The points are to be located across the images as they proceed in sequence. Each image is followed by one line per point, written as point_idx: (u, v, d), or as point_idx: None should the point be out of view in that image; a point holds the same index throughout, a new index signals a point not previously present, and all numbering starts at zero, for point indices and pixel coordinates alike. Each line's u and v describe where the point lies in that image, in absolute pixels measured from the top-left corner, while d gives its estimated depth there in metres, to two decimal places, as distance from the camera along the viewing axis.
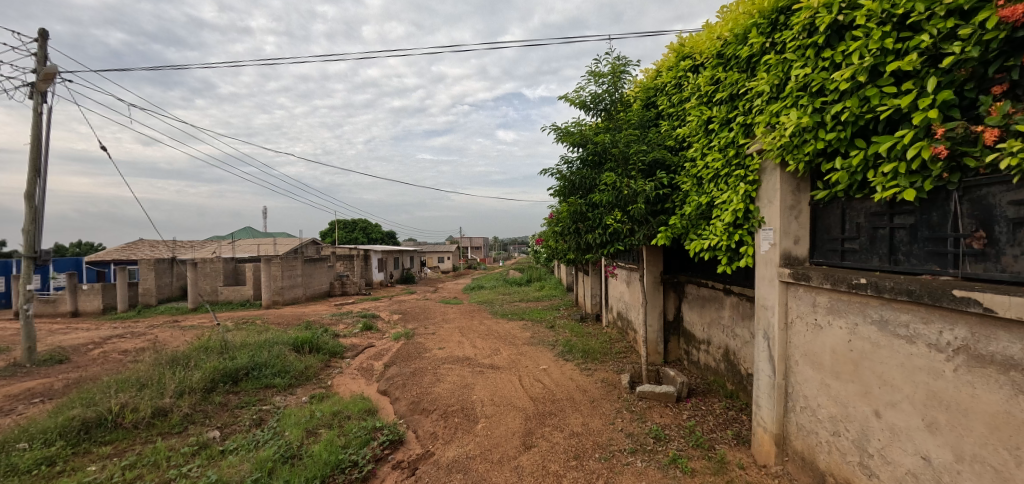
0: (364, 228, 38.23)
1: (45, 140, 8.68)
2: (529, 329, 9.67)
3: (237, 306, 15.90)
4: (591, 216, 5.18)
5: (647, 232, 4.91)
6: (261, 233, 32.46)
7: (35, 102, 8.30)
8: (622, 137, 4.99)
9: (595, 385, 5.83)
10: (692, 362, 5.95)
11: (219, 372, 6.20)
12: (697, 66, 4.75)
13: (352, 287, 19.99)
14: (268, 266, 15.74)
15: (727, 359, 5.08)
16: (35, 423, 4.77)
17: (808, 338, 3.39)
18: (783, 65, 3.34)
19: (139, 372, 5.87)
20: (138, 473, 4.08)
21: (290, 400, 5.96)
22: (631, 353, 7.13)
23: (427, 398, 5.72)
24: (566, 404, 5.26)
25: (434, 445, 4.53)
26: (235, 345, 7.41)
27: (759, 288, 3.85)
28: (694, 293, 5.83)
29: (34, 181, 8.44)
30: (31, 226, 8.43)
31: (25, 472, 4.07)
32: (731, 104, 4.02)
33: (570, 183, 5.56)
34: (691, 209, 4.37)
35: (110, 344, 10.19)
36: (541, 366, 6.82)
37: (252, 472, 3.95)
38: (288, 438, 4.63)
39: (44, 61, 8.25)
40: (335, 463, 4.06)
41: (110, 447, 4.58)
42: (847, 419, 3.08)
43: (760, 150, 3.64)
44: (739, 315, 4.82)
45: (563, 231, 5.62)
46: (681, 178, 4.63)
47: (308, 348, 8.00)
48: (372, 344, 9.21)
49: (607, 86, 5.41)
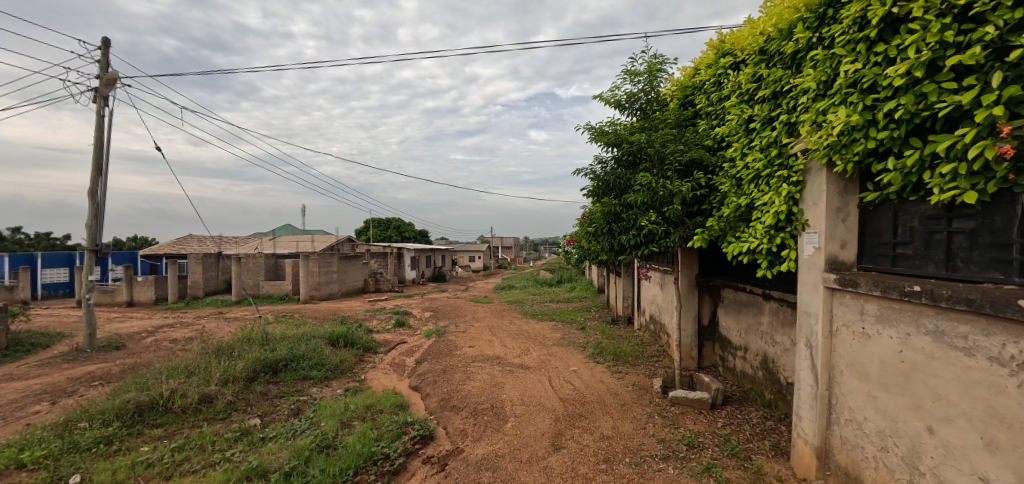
0: (397, 226, 39.03)
1: (106, 141, 9.30)
2: (559, 330, 9.63)
3: (277, 300, 16.55)
4: (625, 216, 5.09)
5: (683, 234, 4.79)
6: (299, 230, 33.67)
7: (98, 106, 8.90)
8: (658, 137, 4.89)
9: (626, 389, 5.74)
10: (728, 368, 5.78)
11: (260, 363, 6.47)
12: (738, 63, 4.61)
13: (385, 284, 20.46)
14: (306, 262, 16.31)
15: (766, 367, 4.89)
16: (96, 404, 5.13)
17: (854, 348, 3.21)
18: (832, 61, 3.19)
19: (188, 361, 6.21)
20: (185, 455, 4.31)
21: (326, 392, 6.16)
22: (664, 357, 6.98)
23: (458, 395, 5.79)
24: (596, 406, 5.21)
25: (464, 442, 4.58)
26: (275, 337, 7.71)
27: (802, 293, 3.68)
28: (730, 297, 5.64)
29: (97, 179, 9.07)
30: (94, 222, 9.05)
31: (86, 449, 4.37)
32: (773, 102, 3.87)
33: (603, 183, 5.49)
34: (730, 210, 4.23)
35: (161, 333, 10.82)
36: (571, 367, 6.77)
37: (290, 460, 4.10)
38: (324, 428, 4.78)
39: (107, 68, 8.84)
40: (367, 455, 4.16)
41: (161, 430, 4.86)
42: (896, 435, 2.91)
43: (805, 149, 3.48)
44: (779, 322, 4.63)
45: (596, 231, 5.56)
46: (720, 178, 4.49)
47: (344, 342, 8.25)
48: (404, 341, 9.39)
49: (643, 85, 5.32)
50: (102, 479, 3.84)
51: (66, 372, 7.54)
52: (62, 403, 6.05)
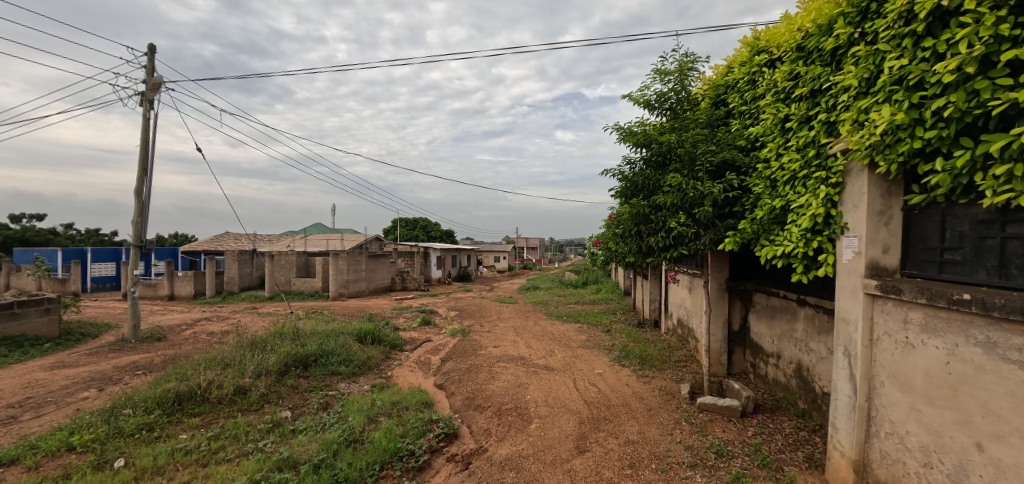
0: (423, 226, 39.57)
1: (151, 143, 9.77)
2: (584, 332, 9.55)
3: (307, 297, 17.02)
4: (653, 218, 5.00)
5: (714, 237, 4.67)
6: (329, 229, 34.56)
7: (144, 109, 9.36)
8: (689, 137, 4.79)
9: (653, 393, 5.64)
10: (759, 375, 5.60)
11: (291, 357, 6.66)
12: (774, 61, 4.48)
13: (412, 283, 20.77)
14: (335, 259, 16.73)
15: (800, 376, 4.72)
16: (139, 393, 5.40)
17: (896, 358, 3.06)
18: (875, 57, 3.05)
19: (224, 353, 6.45)
20: (220, 444, 4.48)
21: (353, 388, 6.30)
22: (691, 362, 6.83)
23: (482, 394, 5.81)
24: (621, 410, 5.13)
25: (487, 442, 4.59)
26: (305, 333, 7.93)
27: (840, 300, 3.53)
28: (762, 303, 5.47)
29: (142, 179, 9.54)
30: (139, 219, 9.53)
31: (130, 435, 4.59)
32: (811, 101, 3.74)
33: (632, 184, 5.41)
34: (764, 212, 4.10)
35: (199, 326, 11.30)
36: (596, 370, 6.71)
37: (319, 452, 4.20)
38: (351, 423, 4.89)
39: (153, 73, 9.29)
40: (393, 450, 4.23)
41: (198, 419, 5.06)
42: (942, 451, 2.77)
43: (846, 150, 3.34)
44: (816, 329, 4.46)
45: (624, 233, 5.48)
46: (753, 179, 4.36)
47: (371, 339, 8.41)
48: (429, 339, 9.50)
49: (673, 84, 5.22)
50: (144, 464, 4.03)
51: (113, 361, 7.97)
52: (108, 390, 6.38)
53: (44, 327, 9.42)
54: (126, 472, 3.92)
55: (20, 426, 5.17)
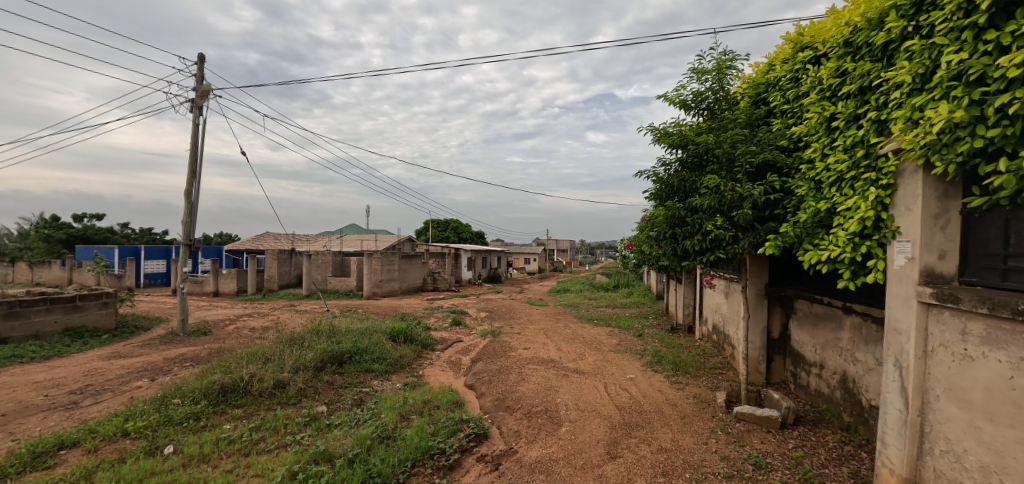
0: (454, 227, 40.03)
1: (200, 147, 10.30)
2: (615, 336, 9.43)
3: (342, 295, 17.54)
4: (689, 221, 4.90)
5: (753, 240, 4.52)
6: (362, 229, 35.51)
7: (194, 115, 9.89)
8: (727, 137, 4.67)
9: (687, 401, 5.49)
10: (800, 386, 5.36)
11: (327, 354, 6.86)
12: (819, 57, 4.30)
13: (443, 284, 21.04)
14: (370, 259, 17.17)
15: (845, 387, 4.50)
16: (187, 383, 5.70)
17: (953, 371, 2.87)
18: (931, 51, 2.88)
19: (265, 348, 6.73)
20: (261, 435, 4.67)
21: (386, 385, 6.44)
22: (727, 370, 6.63)
23: (512, 396, 5.82)
24: (654, 417, 5.03)
25: (518, 444, 4.59)
26: (341, 331, 8.17)
27: (891, 308, 3.34)
28: (805, 310, 5.25)
29: (191, 181, 10.08)
30: (188, 219, 10.06)
31: (179, 423, 4.86)
32: (860, 99, 3.56)
33: (667, 186, 5.31)
34: (807, 215, 3.92)
35: (241, 321, 11.84)
36: (627, 374, 6.60)
37: (353, 447, 4.30)
38: (384, 420, 5.00)
39: (203, 80, 9.81)
40: (424, 448, 4.29)
41: (241, 410, 5.30)
42: (1004, 472, 2.59)
43: (898, 149, 3.17)
44: (863, 340, 4.24)
45: (658, 236, 5.38)
46: (796, 181, 4.20)
47: (403, 338, 8.58)
48: (460, 339, 9.60)
49: (711, 83, 5.09)
50: (191, 451, 4.25)
51: (164, 353, 8.46)
52: (159, 380, 6.77)
53: (103, 319, 10.08)
54: (175, 458, 4.15)
55: (82, 411, 5.56)
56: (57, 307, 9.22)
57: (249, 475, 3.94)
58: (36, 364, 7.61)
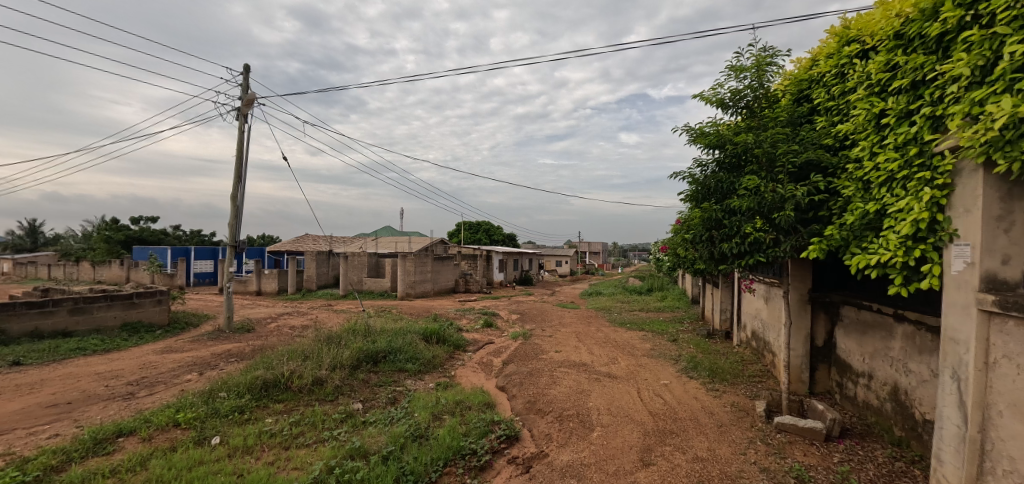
0: (485, 230, 40.34)
1: (245, 153, 10.81)
2: (648, 340, 9.24)
3: (377, 296, 17.98)
4: (727, 223, 4.75)
5: (796, 243, 4.33)
6: (397, 231, 36.33)
7: (240, 122, 10.40)
8: (767, 136, 4.51)
9: (724, 409, 5.31)
10: (847, 397, 5.09)
11: (363, 352, 7.04)
12: (867, 51, 4.08)
13: (474, 285, 21.21)
14: (404, 261, 17.53)
15: (896, 399, 4.24)
16: (232, 378, 5.99)
17: (1018, 385, 2.65)
18: (992, 42, 2.68)
19: (304, 346, 6.98)
20: (300, 430, 4.85)
21: (419, 385, 6.56)
22: (768, 378, 6.38)
23: (543, 399, 5.81)
24: (689, 425, 4.89)
25: (549, 447, 4.57)
26: (376, 330, 8.38)
27: (948, 316, 3.13)
28: (851, 317, 4.98)
29: (237, 185, 10.59)
30: (234, 222, 10.58)
31: (225, 415, 5.11)
32: (912, 94, 3.35)
33: (704, 187, 5.17)
34: (854, 217, 3.72)
35: (282, 319, 12.33)
36: (661, 380, 6.46)
37: (387, 445, 4.39)
38: (417, 419, 5.09)
39: (248, 90, 10.31)
40: (456, 448, 4.34)
41: (282, 405, 5.52)
42: None
43: (955, 147, 2.96)
44: (916, 349, 3.99)
45: (694, 238, 5.25)
46: (842, 181, 3.99)
47: (435, 338, 8.71)
48: (492, 341, 9.66)
49: (750, 81, 4.92)
50: (236, 443, 4.46)
51: (211, 348, 8.92)
52: (207, 374, 7.14)
53: (157, 315, 10.73)
54: (221, 449, 4.36)
55: (138, 401, 5.93)
56: (116, 304, 9.90)
57: (289, 467, 4.09)
58: (98, 356, 8.18)
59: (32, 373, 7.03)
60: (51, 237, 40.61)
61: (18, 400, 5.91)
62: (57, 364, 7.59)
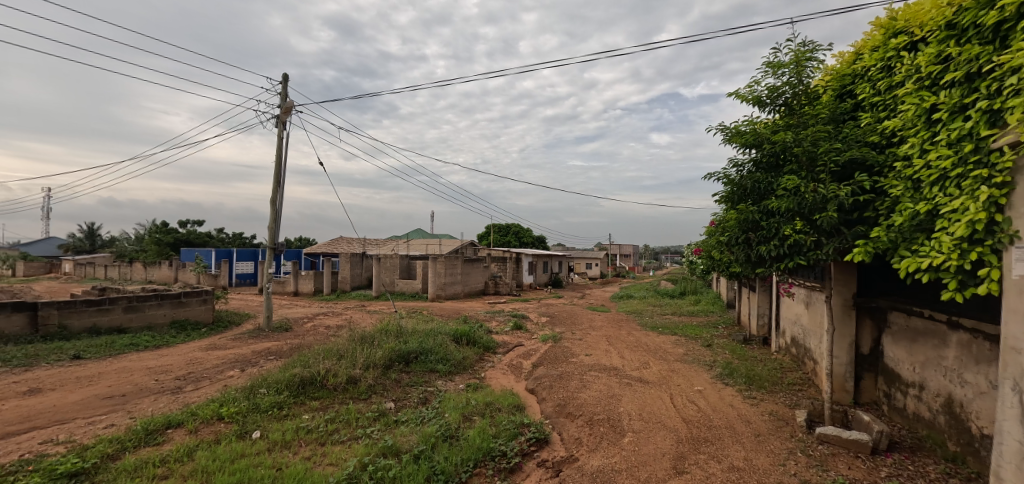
0: (515, 232, 40.40)
1: (284, 159, 11.24)
2: (681, 345, 9.01)
3: (408, 297, 18.32)
4: (764, 225, 4.60)
5: (839, 246, 4.13)
6: (427, 233, 36.94)
7: (279, 129, 10.83)
8: (808, 134, 4.33)
9: (762, 418, 5.12)
10: (895, 408, 4.81)
11: (395, 353, 7.18)
12: (916, 43, 3.87)
13: (504, 288, 21.28)
14: (434, 263, 17.79)
15: (950, 412, 3.98)
16: (272, 375, 6.23)
17: None
18: None
19: (339, 345, 7.19)
20: (335, 427, 4.99)
21: (449, 386, 6.64)
22: (809, 386, 6.10)
23: (574, 403, 5.76)
24: (725, 433, 4.74)
25: (579, 451, 4.53)
26: (407, 331, 8.54)
27: (1009, 325, 2.91)
28: (900, 324, 4.71)
29: (276, 190, 11.02)
30: (273, 225, 11.02)
31: (264, 411, 5.32)
32: (967, 86, 3.15)
33: (740, 188, 5.03)
34: (902, 217, 3.52)
35: (318, 319, 12.75)
36: (695, 386, 6.29)
37: (419, 444, 4.46)
38: (448, 419, 5.15)
39: (287, 98, 10.73)
40: (486, 450, 4.36)
41: (318, 402, 5.69)
42: None
43: (1016, 142, 2.76)
44: (973, 359, 3.73)
45: (729, 241, 5.11)
46: (890, 180, 3.79)
47: (466, 340, 8.79)
48: (521, 343, 9.67)
49: (789, 77, 4.74)
50: (276, 437, 4.64)
51: (252, 346, 9.31)
52: (248, 371, 7.46)
53: (202, 313, 11.30)
54: (262, 443, 4.54)
55: (185, 395, 6.26)
56: (166, 302, 10.49)
57: (325, 463, 4.22)
58: (150, 352, 8.68)
59: (91, 367, 7.53)
60: (108, 240, 43.37)
61: (79, 391, 6.34)
62: (113, 359, 8.10)
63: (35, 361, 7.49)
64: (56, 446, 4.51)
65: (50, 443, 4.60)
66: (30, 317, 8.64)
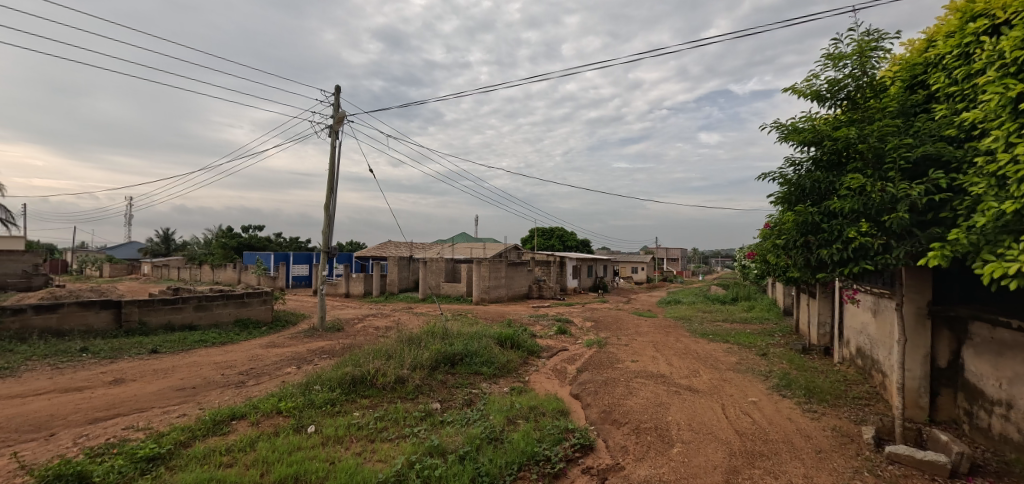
0: (558, 236, 40.22)
1: (336, 167, 11.81)
2: (734, 353, 8.60)
3: (453, 300, 18.69)
4: (826, 227, 4.32)
5: (911, 249, 3.79)
6: (470, 237, 37.57)
7: (332, 139, 11.40)
8: (874, 130, 4.03)
9: (824, 433, 4.80)
10: (978, 428, 4.37)
11: (441, 354, 7.33)
12: (999, 26, 3.50)
13: (547, 291, 21.22)
14: (479, 267, 18.05)
15: None
16: (326, 373, 6.54)
17: None
18: None
19: (388, 346, 7.43)
20: (384, 425, 5.17)
21: (494, 388, 6.71)
22: (878, 401, 5.65)
23: (619, 409, 5.66)
24: (782, 448, 4.48)
25: (625, 459, 4.43)
26: (453, 333, 8.70)
27: None
28: (984, 336, 4.27)
29: (329, 196, 11.59)
30: (326, 229, 11.59)
31: (319, 407, 5.59)
32: None
33: (798, 188, 4.77)
34: (984, 218, 3.18)
35: (368, 320, 13.26)
36: (749, 397, 5.99)
37: (464, 445, 4.53)
38: (493, 422, 5.19)
39: (338, 108, 11.27)
40: (530, 454, 4.36)
41: (368, 400, 5.92)
42: None
43: None
44: None
45: (787, 244, 4.84)
46: (969, 177, 3.44)
47: (510, 343, 8.84)
48: (566, 348, 9.59)
49: (851, 69, 4.44)
50: (329, 432, 4.86)
51: (307, 345, 9.82)
52: (303, 368, 7.89)
53: (262, 313, 12.06)
54: (316, 437, 4.78)
55: (248, 389, 6.70)
56: (230, 302, 11.27)
57: (375, 459, 4.38)
58: (216, 348, 9.35)
59: (166, 360, 8.22)
60: (180, 243, 47.24)
61: (156, 383, 6.94)
62: (185, 354, 8.81)
63: (119, 354, 8.27)
64: (136, 432, 4.96)
65: (132, 428, 5.06)
66: (115, 314, 9.54)
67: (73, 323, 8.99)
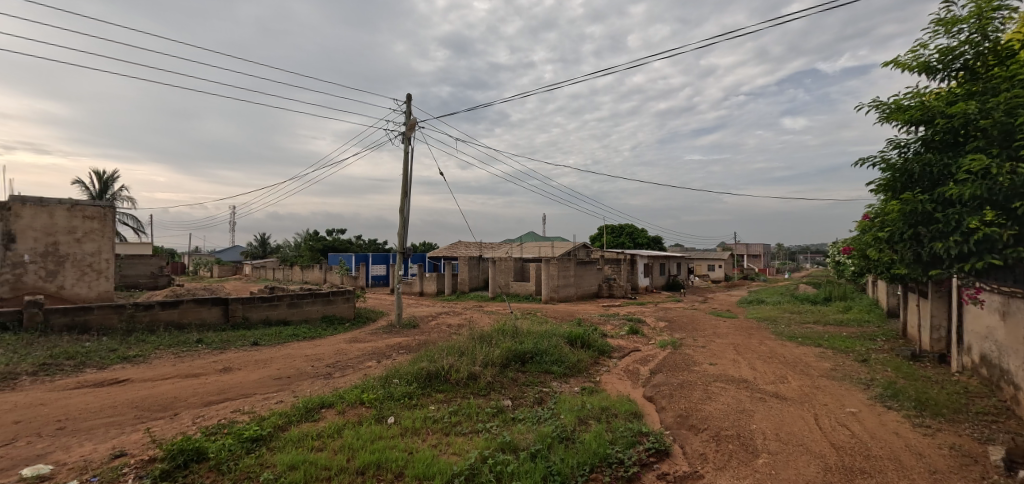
0: (629, 233, 39.17)
1: (409, 172, 12.43)
2: (828, 358, 7.83)
3: (522, 298, 18.90)
4: (940, 216, 3.80)
5: None
6: (538, 237, 37.74)
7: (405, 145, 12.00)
8: (999, 102, 3.46)
9: (940, 452, 4.22)
10: None
11: (512, 352, 7.44)
12: None
13: (618, 291, 20.73)
14: (547, 266, 18.07)
15: None
16: (404, 367, 6.93)
17: None
18: None
19: (460, 343, 7.69)
20: (458, 419, 5.38)
21: (564, 387, 6.71)
22: (1011, 418, 4.85)
23: (697, 414, 5.40)
24: (888, 466, 4.01)
25: (704, 468, 4.22)
26: (523, 331, 8.81)
27: None
28: None
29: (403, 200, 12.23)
30: (402, 231, 12.24)
31: (397, 399, 5.94)
32: None
33: (905, 173, 4.25)
34: None
35: (441, 318, 13.85)
36: (847, 407, 5.43)
37: (535, 443, 4.58)
38: (563, 421, 5.19)
39: (410, 116, 11.84)
40: (602, 456, 4.29)
41: (442, 394, 6.18)
42: None
43: None
44: None
45: (892, 237, 4.33)
46: None
47: (580, 342, 8.77)
48: (638, 349, 9.33)
49: (969, 35, 3.87)
50: (407, 424, 5.15)
51: (386, 341, 10.44)
52: (383, 362, 8.40)
53: (345, 309, 13.06)
54: (396, 427, 5.08)
55: (334, 380, 7.29)
56: (317, 300, 12.33)
57: (450, 452, 4.56)
58: (306, 342, 10.26)
59: (265, 352, 9.17)
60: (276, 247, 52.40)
61: (258, 372, 7.76)
62: (280, 346, 9.77)
63: (228, 346, 9.37)
64: (242, 415, 5.61)
65: (238, 412, 5.73)
66: (223, 310, 10.80)
67: (191, 318, 10.32)
